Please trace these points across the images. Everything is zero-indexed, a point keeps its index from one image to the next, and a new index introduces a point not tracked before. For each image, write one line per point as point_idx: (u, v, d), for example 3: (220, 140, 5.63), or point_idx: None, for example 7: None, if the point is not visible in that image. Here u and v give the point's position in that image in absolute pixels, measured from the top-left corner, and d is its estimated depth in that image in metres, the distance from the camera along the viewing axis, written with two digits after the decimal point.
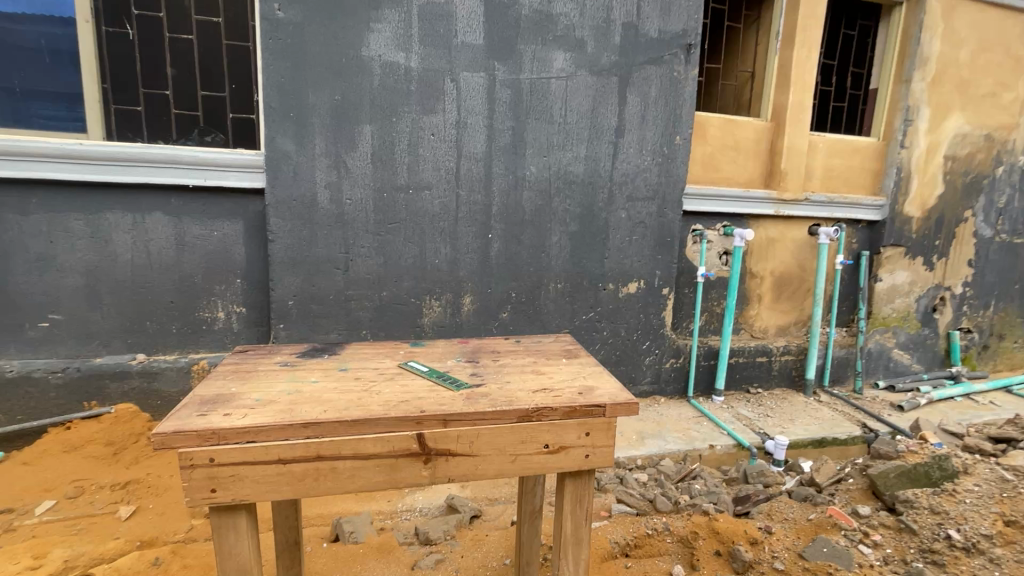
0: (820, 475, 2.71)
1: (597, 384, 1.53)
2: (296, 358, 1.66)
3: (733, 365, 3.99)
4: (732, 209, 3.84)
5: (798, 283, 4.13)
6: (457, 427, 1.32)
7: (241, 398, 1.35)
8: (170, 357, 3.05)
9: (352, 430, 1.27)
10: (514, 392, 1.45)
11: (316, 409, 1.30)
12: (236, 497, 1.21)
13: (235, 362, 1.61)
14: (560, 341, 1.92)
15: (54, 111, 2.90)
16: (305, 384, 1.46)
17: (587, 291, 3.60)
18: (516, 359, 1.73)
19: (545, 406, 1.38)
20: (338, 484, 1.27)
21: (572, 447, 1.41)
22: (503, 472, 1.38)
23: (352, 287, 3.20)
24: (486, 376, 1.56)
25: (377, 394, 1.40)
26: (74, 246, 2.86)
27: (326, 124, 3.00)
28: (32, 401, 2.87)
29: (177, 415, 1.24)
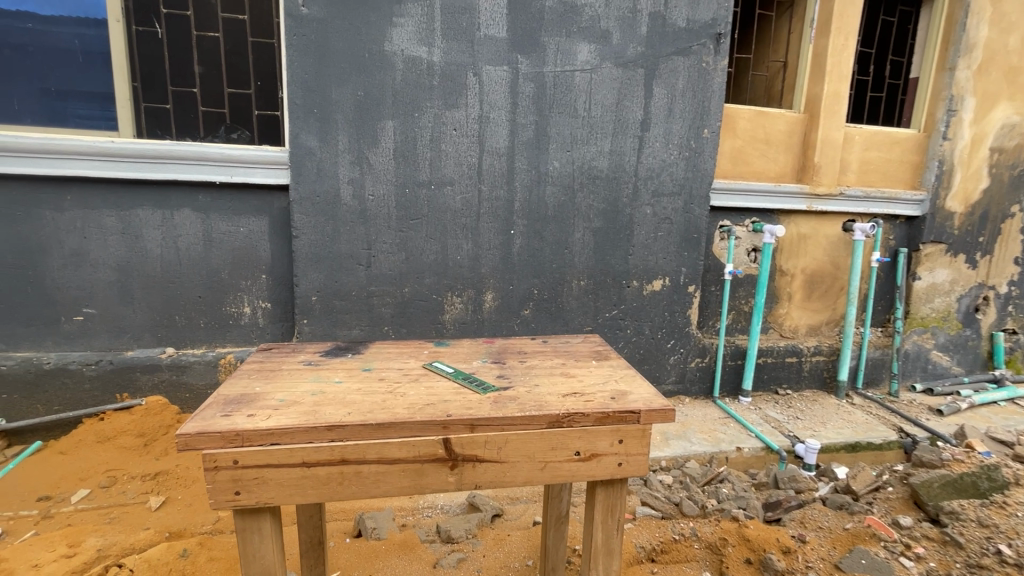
0: (856, 482, 2.58)
1: (627, 389, 1.49)
2: (320, 357, 1.66)
3: (762, 365, 3.88)
4: (763, 205, 3.72)
5: (831, 281, 3.98)
6: (485, 433, 1.30)
7: (265, 399, 1.35)
8: (198, 351, 3.11)
9: (377, 434, 1.25)
10: (544, 396, 1.42)
11: (340, 411, 1.29)
12: (260, 499, 1.21)
13: (261, 361, 1.61)
14: (589, 342, 1.88)
15: (87, 109, 2.97)
16: (331, 384, 1.45)
17: (610, 288, 3.53)
18: (542, 360, 1.70)
19: (575, 411, 1.35)
20: (363, 489, 1.26)
21: (604, 455, 1.38)
22: (532, 480, 1.35)
23: (374, 283, 3.20)
24: (513, 378, 1.53)
25: (403, 396, 1.39)
26: (108, 242, 2.93)
27: (349, 120, 3.00)
28: (68, 393, 2.95)
29: (201, 415, 1.25)
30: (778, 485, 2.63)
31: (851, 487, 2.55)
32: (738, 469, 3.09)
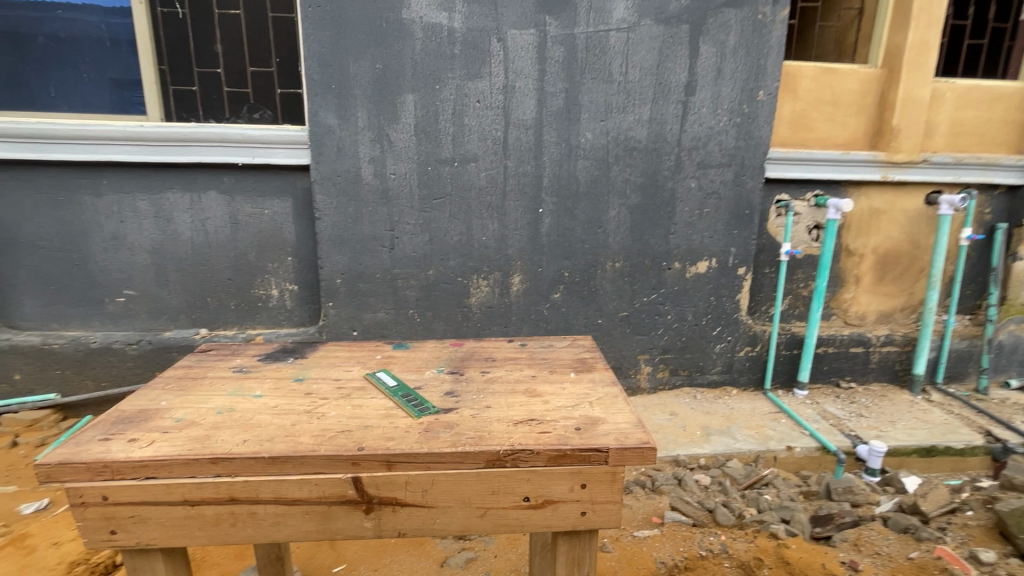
0: (927, 504, 2.22)
1: (600, 418, 1.29)
2: (255, 362, 1.58)
3: (821, 356, 3.49)
4: (828, 176, 3.28)
5: (909, 262, 3.50)
6: (404, 472, 1.14)
7: (160, 418, 1.26)
8: (230, 332, 3.16)
9: (271, 469, 1.13)
10: (490, 424, 1.25)
11: (235, 437, 1.18)
12: (138, 539, 1.13)
13: (185, 366, 1.55)
14: (574, 347, 1.71)
15: (118, 96, 3.03)
16: (245, 400, 1.35)
17: (649, 270, 3.26)
18: (509, 372, 1.53)
19: (519, 443, 1.17)
20: (258, 531, 1.15)
21: (562, 501, 1.19)
22: (470, 525, 1.19)
23: (398, 266, 3.11)
24: (461, 397, 1.38)
25: (321, 419, 1.26)
26: (142, 226, 3.00)
27: (368, 96, 2.87)
28: (114, 370, 3.10)
29: (79, 439, 1.18)
30: (831, 497, 2.33)
31: (920, 506, 2.20)
32: (788, 471, 2.80)
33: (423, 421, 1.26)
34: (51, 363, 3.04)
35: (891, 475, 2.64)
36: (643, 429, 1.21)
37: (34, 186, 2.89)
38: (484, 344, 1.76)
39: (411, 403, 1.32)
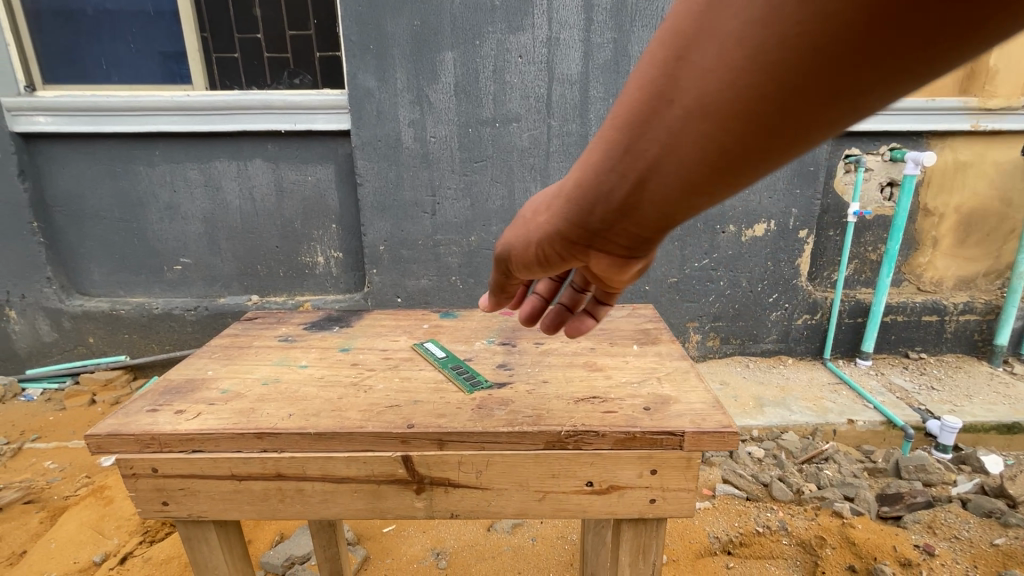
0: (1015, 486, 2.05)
1: (673, 397, 1.14)
2: (300, 332, 1.55)
3: (889, 325, 3.24)
4: (908, 126, 2.95)
5: (997, 222, 3.15)
6: (457, 451, 1.04)
7: (207, 389, 1.21)
8: (280, 299, 3.24)
9: (319, 445, 1.04)
10: (549, 400, 1.13)
11: (281, 410, 1.11)
12: (191, 512, 1.08)
13: (232, 335, 1.53)
14: (635, 316, 1.59)
15: (164, 66, 3.05)
16: (291, 370, 1.30)
17: (700, 234, 3.09)
18: (564, 345, 1.42)
19: (584, 425, 1.04)
20: (307, 508, 1.08)
21: (629, 488, 1.05)
22: (527, 510, 1.08)
23: (440, 232, 3.07)
24: (516, 371, 1.29)
25: (369, 392, 1.18)
26: (194, 195, 3.07)
27: (407, 55, 2.77)
28: (175, 334, 3.25)
29: (128, 409, 1.13)
30: (900, 475, 2.22)
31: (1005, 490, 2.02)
32: (848, 444, 2.66)
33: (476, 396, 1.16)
34: (120, 327, 3.22)
35: (966, 454, 2.45)
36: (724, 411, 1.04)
37: (93, 157, 2.99)
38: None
39: (462, 378, 1.23)
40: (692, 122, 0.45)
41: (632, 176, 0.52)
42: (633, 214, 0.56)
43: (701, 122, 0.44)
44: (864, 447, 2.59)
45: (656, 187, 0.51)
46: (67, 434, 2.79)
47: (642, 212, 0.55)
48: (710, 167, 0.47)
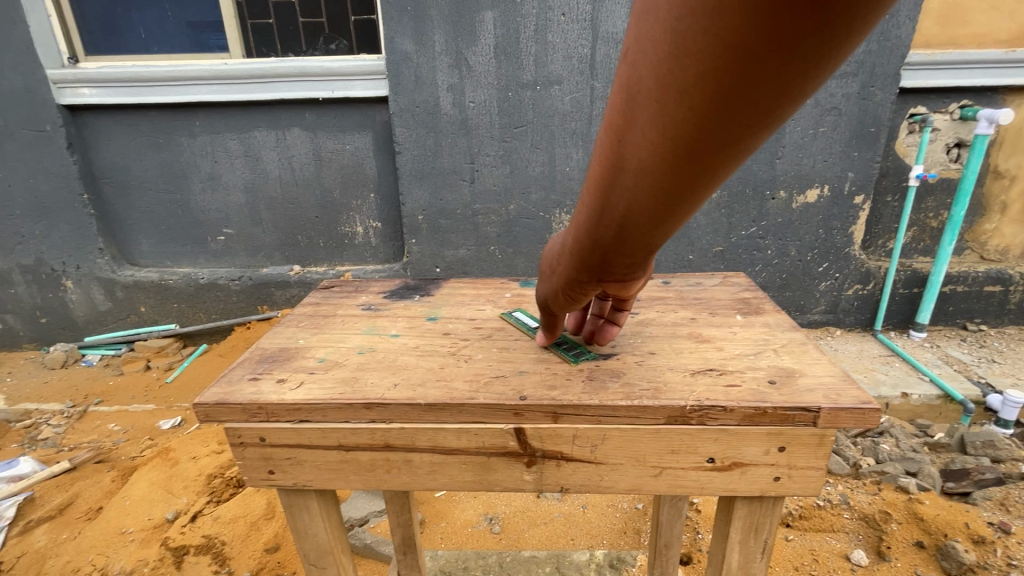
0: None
1: (797, 369, 1.04)
2: (382, 300, 1.49)
3: (947, 296, 3.09)
4: (983, 81, 2.73)
5: None
6: (571, 424, 0.97)
7: (303, 358, 1.17)
8: (321, 269, 3.27)
9: (429, 417, 0.99)
10: (663, 373, 1.05)
11: (385, 380, 1.06)
12: (298, 481, 1.05)
13: (315, 303, 1.48)
14: (728, 286, 1.49)
15: (201, 34, 3.02)
16: (384, 339, 1.25)
17: (749, 201, 2.96)
18: (661, 314, 1.33)
19: (707, 399, 0.95)
20: (414, 479, 1.04)
21: (752, 465, 0.97)
22: (640, 486, 1.02)
23: (479, 201, 3.02)
24: (621, 341, 1.19)
25: (470, 362, 1.12)
26: (235, 166, 3.08)
27: (445, 16, 2.67)
28: (222, 304, 3.34)
29: (230, 377, 1.10)
30: (966, 451, 2.17)
31: None
32: (901, 418, 2.57)
33: (581, 367, 1.09)
34: (169, 297, 3.31)
35: None
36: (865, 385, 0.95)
37: (137, 129, 3.02)
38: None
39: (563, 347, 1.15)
40: (637, 181, 0.45)
41: (615, 224, 0.54)
42: (631, 246, 0.58)
43: (648, 182, 0.44)
44: (918, 421, 2.51)
45: (638, 225, 0.52)
46: (127, 398, 2.93)
47: (635, 244, 0.57)
48: (678, 205, 0.47)
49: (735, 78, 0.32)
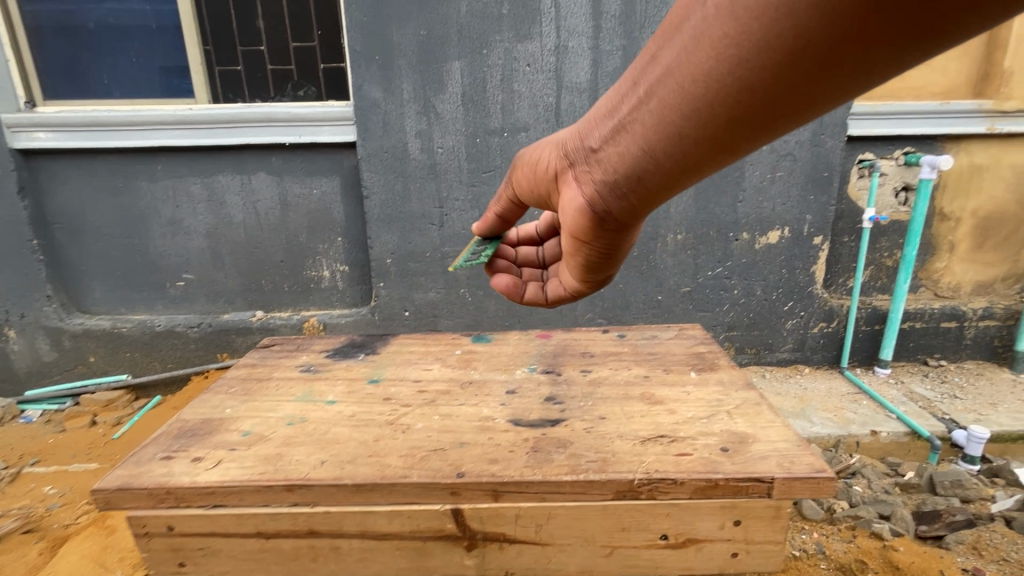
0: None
1: (751, 434, 1.25)
2: (319, 360, 1.70)
3: (906, 332, 3.17)
4: (924, 130, 2.90)
5: (1014, 226, 3.09)
6: (514, 504, 1.12)
7: (227, 431, 1.31)
8: (285, 314, 3.17)
9: (353, 498, 1.12)
10: (613, 441, 1.23)
11: (303, 455, 1.20)
12: (212, 571, 1.16)
13: (250, 365, 1.67)
14: (675, 341, 1.75)
15: (168, 80, 3.01)
16: (318, 408, 1.41)
17: (713, 243, 3.03)
18: (612, 372, 1.57)
19: (657, 470, 1.12)
20: (338, 565, 1.15)
21: (707, 538, 1.15)
22: (592, 563, 1.17)
23: (448, 244, 3.00)
24: (569, 404, 1.40)
25: (408, 433, 1.28)
26: (197, 210, 3.02)
27: (413, 64, 2.72)
28: (178, 352, 3.19)
29: (143, 456, 1.23)
30: (936, 492, 2.18)
31: None
32: (872, 456, 2.57)
33: (530, 438, 1.25)
34: (121, 345, 3.15)
35: (998, 465, 2.37)
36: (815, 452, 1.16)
37: (94, 173, 2.94)
38: (576, 339, 1.83)
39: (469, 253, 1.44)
40: (672, 81, 0.74)
41: (632, 110, 0.83)
42: (620, 143, 0.87)
43: (680, 86, 0.73)
44: (889, 459, 2.51)
45: (639, 121, 0.82)
46: (67, 457, 2.71)
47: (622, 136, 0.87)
48: (674, 124, 0.77)
49: (784, 59, 0.62)
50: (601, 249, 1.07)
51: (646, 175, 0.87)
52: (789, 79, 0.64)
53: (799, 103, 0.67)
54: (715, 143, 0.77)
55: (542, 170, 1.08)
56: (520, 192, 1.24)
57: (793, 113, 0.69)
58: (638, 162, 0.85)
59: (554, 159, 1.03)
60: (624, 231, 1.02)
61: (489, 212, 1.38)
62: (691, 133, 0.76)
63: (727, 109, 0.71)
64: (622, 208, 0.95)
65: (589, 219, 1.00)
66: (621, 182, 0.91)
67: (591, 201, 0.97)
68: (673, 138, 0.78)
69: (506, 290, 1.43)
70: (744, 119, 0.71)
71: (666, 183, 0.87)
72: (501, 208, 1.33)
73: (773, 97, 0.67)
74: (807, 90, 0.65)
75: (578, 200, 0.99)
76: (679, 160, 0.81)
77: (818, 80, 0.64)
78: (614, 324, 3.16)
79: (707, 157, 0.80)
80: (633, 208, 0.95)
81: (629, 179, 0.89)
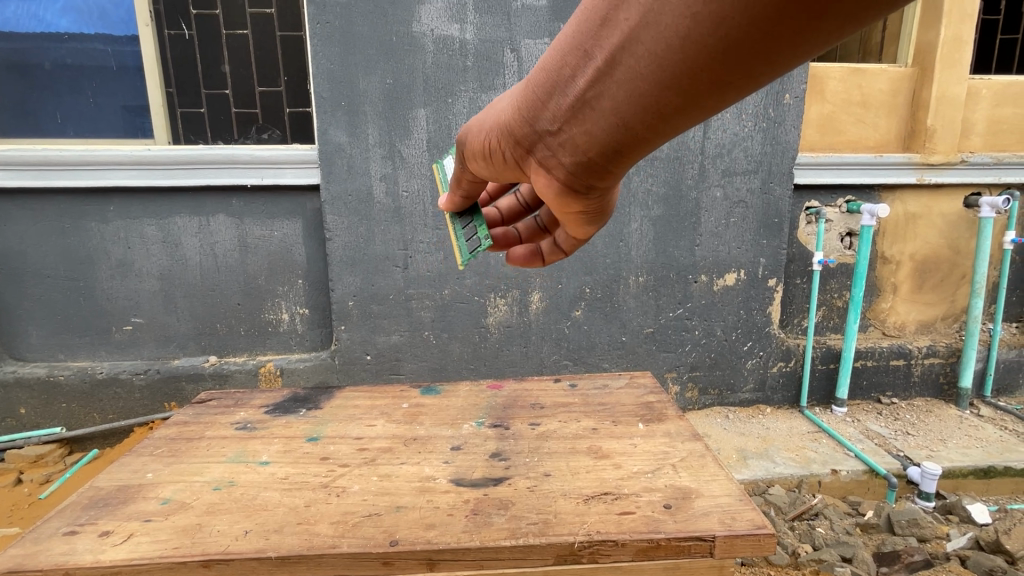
0: (1011, 541, 2.09)
1: (695, 490, 1.34)
2: (259, 420, 1.77)
3: (859, 370, 3.28)
4: (862, 180, 3.11)
5: (948, 268, 3.30)
6: (450, 571, 1.16)
7: (144, 500, 1.33)
8: (240, 360, 3.05)
9: (277, 570, 1.14)
10: (556, 501, 1.30)
11: (226, 526, 1.23)
12: None
13: (182, 424, 1.75)
14: (626, 395, 1.88)
15: (126, 121, 2.97)
16: (250, 469, 1.47)
17: (674, 285, 3.10)
18: (561, 427, 1.67)
19: (599, 531, 1.19)
20: None
21: None
22: None
23: (412, 286, 2.98)
24: (517, 462, 1.48)
25: (342, 497, 1.32)
26: (149, 252, 2.91)
27: (379, 111, 2.77)
28: (120, 401, 3.00)
29: (45, 530, 1.24)
30: (894, 531, 2.23)
31: (1002, 546, 2.07)
32: (834, 496, 2.60)
33: (470, 500, 1.31)
34: (56, 395, 2.95)
35: (951, 502, 2.43)
36: (755, 508, 1.24)
37: (39, 213, 2.82)
38: (528, 388, 1.98)
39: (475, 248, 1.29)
40: (638, 47, 0.62)
41: (591, 83, 0.71)
42: (585, 121, 0.75)
43: (650, 52, 0.62)
44: (850, 498, 2.55)
45: (604, 93, 0.70)
46: None
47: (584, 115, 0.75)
48: (648, 95, 0.66)
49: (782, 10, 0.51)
50: (587, 218, 0.97)
51: (624, 147, 0.76)
52: (782, 34, 0.54)
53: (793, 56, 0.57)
54: (698, 104, 0.66)
55: (497, 158, 0.95)
56: (477, 177, 1.10)
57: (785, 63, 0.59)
58: (612, 136, 0.74)
59: (505, 146, 0.90)
60: (607, 194, 0.91)
61: (456, 194, 1.21)
62: (671, 98, 0.65)
63: (710, 71, 0.60)
64: (599, 177, 0.85)
65: (567, 197, 0.89)
66: (596, 157, 0.80)
67: (564, 179, 0.86)
68: (650, 105, 0.67)
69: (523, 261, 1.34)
70: (732, 78, 0.61)
71: (646, 147, 0.76)
72: (465, 191, 1.18)
73: (764, 54, 0.57)
74: (803, 42, 0.55)
75: (552, 182, 0.88)
76: (658, 127, 0.71)
77: (816, 32, 0.53)
78: (579, 366, 3.16)
79: (689, 118, 0.69)
80: (612, 175, 0.84)
81: (603, 153, 0.78)
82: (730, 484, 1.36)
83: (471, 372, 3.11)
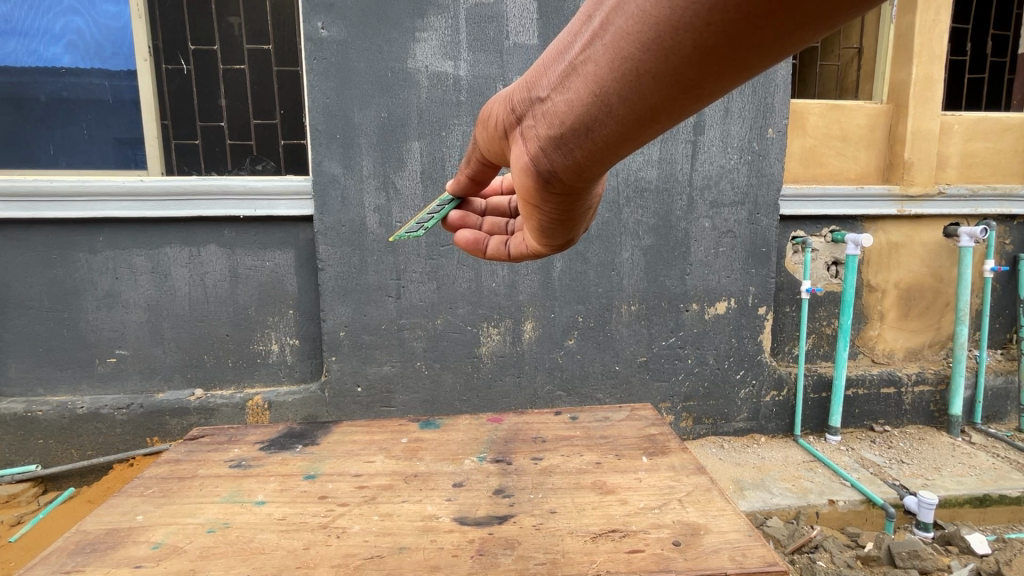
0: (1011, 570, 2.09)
1: (703, 525, 1.31)
2: (253, 458, 1.72)
3: (851, 398, 3.30)
4: (846, 211, 3.19)
5: (933, 296, 3.36)
6: None
7: (135, 544, 1.28)
8: (227, 393, 2.98)
9: None
10: (562, 540, 1.27)
11: (224, 568, 1.19)
12: None
13: (173, 462, 1.69)
14: (624, 428, 1.86)
15: (119, 153, 2.97)
16: (246, 510, 1.42)
17: (666, 313, 3.12)
18: (562, 461, 1.65)
19: (609, 571, 1.16)
20: None
21: None
22: None
23: (405, 315, 2.96)
24: (520, 498, 1.45)
25: (343, 538, 1.28)
26: (138, 283, 2.88)
27: (373, 144, 2.81)
28: (101, 436, 2.92)
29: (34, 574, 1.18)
30: (896, 563, 2.20)
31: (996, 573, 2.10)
32: (832, 528, 2.57)
33: (476, 540, 1.27)
34: (34, 432, 2.86)
35: (950, 532, 2.41)
36: (765, 544, 1.22)
37: (26, 244, 2.78)
38: (528, 422, 1.95)
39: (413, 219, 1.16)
40: (633, 6, 0.57)
41: (585, 45, 0.66)
42: (569, 89, 0.70)
43: (643, 10, 0.56)
44: (848, 530, 2.52)
45: (593, 56, 0.64)
46: None
47: (567, 86, 0.70)
48: (626, 56, 0.59)
49: None
50: (552, 215, 0.90)
51: (593, 127, 0.68)
52: None
53: (791, 33, 0.48)
54: (676, 80, 0.58)
55: (492, 124, 0.90)
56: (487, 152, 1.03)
57: (786, 42, 0.50)
58: (586, 110, 0.67)
59: (501, 111, 0.86)
60: (575, 193, 0.83)
61: (460, 174, 1.19)
62: (652, 67, 0.57)
63: (697, 36, 0.52)
64: (567, 165, 0.77)
65: (532, 181, 0.83)
66: (568, 137, 0.73)
67: (535, 160, 0.80)
68: (652, 50, 0.56)
69: (467, 246, 1.24)
70: (719, 52, 0.52)
71: (619, 138, 0.68)
72: (471, 171, 1.14)
73: (750, 16, 0.48)
74: (801, 21, 0.46)
75: (524, 158, 0.82)
76: (637, 107, 0.63)
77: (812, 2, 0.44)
78: (573, 396, 3.13)
79: (673, 101, 0.61)
80: (581, 166, 0.76)
81: (574, 128, 0.71)
82: (739, 519, 1.34)
83: (464, 403, 3.07)
